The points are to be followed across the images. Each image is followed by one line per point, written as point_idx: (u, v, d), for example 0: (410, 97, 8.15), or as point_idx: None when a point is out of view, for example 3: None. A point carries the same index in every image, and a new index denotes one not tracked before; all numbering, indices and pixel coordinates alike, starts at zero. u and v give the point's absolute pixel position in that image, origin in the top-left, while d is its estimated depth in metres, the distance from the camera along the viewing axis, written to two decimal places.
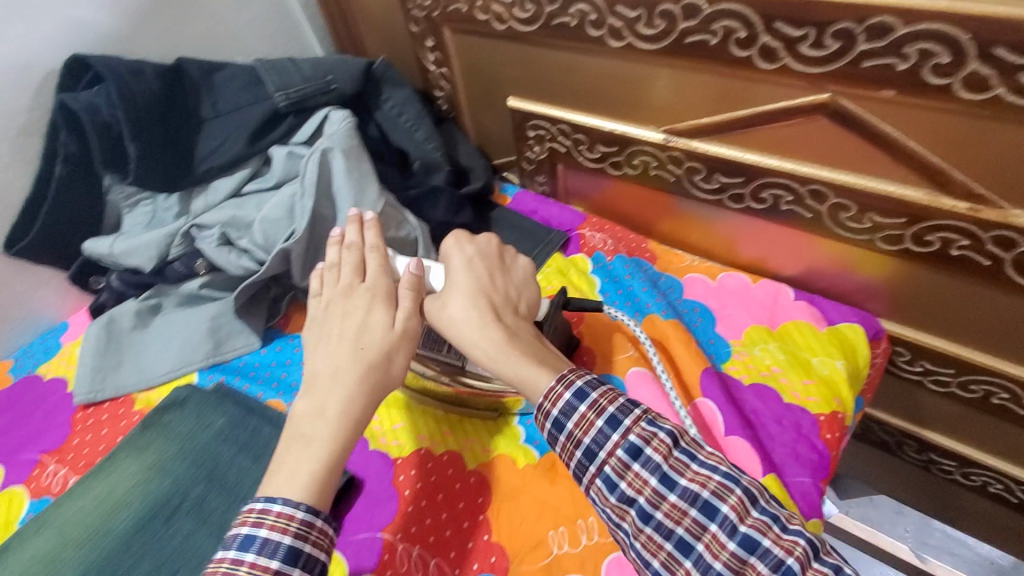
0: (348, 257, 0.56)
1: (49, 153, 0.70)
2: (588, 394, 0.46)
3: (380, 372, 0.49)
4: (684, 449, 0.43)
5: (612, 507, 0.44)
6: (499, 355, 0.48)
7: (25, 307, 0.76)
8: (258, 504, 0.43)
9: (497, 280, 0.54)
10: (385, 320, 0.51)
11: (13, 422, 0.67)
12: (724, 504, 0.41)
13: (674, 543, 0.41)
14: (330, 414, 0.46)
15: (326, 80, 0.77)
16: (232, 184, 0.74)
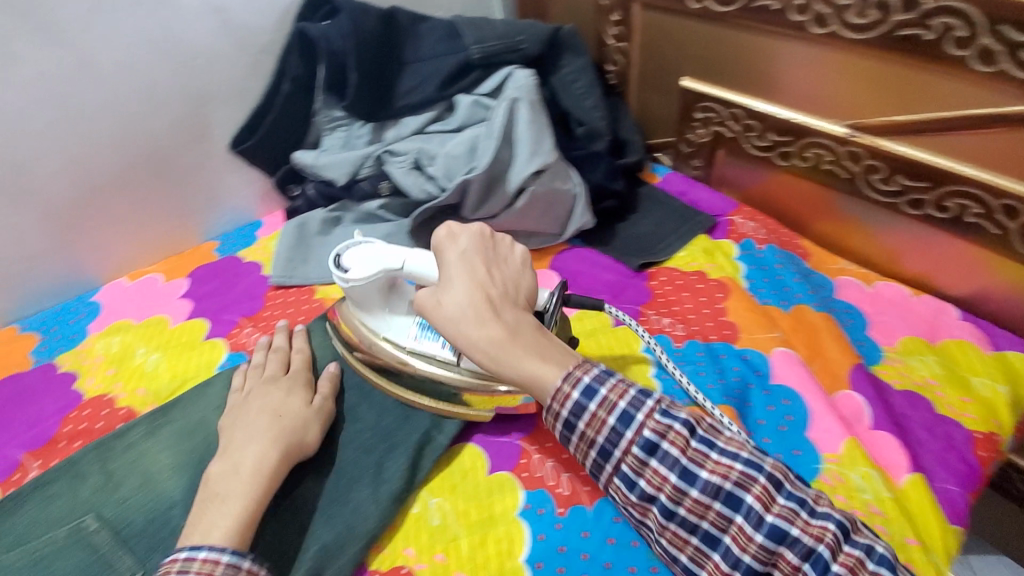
0: (272, 358, 0.62)
1: (279, 72, 0.82)
2: (597, 390, 0.47)
3: (294, 436, 0.54)
4: (703, 439, 0.45)
5: (634, 504, 0.47)
6: (499, 353, 0.47)
7: (233, 200, 0.88)
8: (181, 552, 0.43)
9: (496, 273, 0.51)
10: (301, 400, 0.58)
11: (217, 290, 0.78)
12: (749, 493, 0.43)
13: (700, 537, 0.44)
14: (245, 468, 0.50)
15: (516, 40, 0.82)
16: (418, 123, 0.82)
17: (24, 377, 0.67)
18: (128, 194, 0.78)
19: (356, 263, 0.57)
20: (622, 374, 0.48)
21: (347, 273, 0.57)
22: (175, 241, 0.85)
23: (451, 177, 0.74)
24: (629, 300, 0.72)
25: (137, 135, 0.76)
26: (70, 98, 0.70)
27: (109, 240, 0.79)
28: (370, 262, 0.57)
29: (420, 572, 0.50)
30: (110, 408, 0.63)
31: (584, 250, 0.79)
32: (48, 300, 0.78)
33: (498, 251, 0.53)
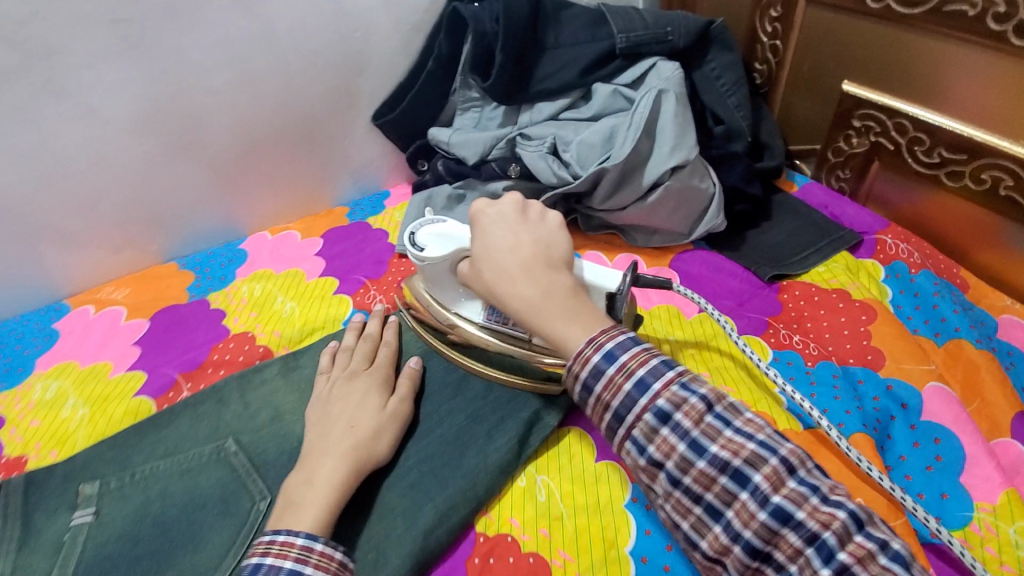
0: (361, 345, 0.63)
1: (427, 49, 0.85)
2: (616, 356, 0.43)
3: (364, 446, 0.52)
4: (718, 415, 0.41)
5: (643, 469, 0.43)
6: (534, 314, 0.47)
7: (367, 168, 0.92)
8: (263, 536, 0.44)
9: (525, 236, 0.51)
10: (376, 403, 0.56)
11: (346, 251, 0.82)
12: (756, 472, 0.39)
13: (703, 507, 0.40)
14: (317, 481, 0.48)
15: (665, 31, 0.79)
16: (553, 109, 0.81)
17: (181, 307, 0.74)
18: (279, 153, 0.84)
19: (431, 241, 0.58)
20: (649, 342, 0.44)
21: (422, 252, 0.58)
22: (312, 201, 0.90)
23: (585, 165, 0.73)
24: (757, 309, 0.69)
25: (295, 100, 0.81)
26: (247, 63, 0.75)
27: (258, 194, 0.85)
28: (443, 239, 0.57)
29: (525, 543, 0.51)
30: (250, 344, 0.69)
31: (709, 254, 0.76)
32: (200, 243, 0.84)
33: (530, 217, 0.53)
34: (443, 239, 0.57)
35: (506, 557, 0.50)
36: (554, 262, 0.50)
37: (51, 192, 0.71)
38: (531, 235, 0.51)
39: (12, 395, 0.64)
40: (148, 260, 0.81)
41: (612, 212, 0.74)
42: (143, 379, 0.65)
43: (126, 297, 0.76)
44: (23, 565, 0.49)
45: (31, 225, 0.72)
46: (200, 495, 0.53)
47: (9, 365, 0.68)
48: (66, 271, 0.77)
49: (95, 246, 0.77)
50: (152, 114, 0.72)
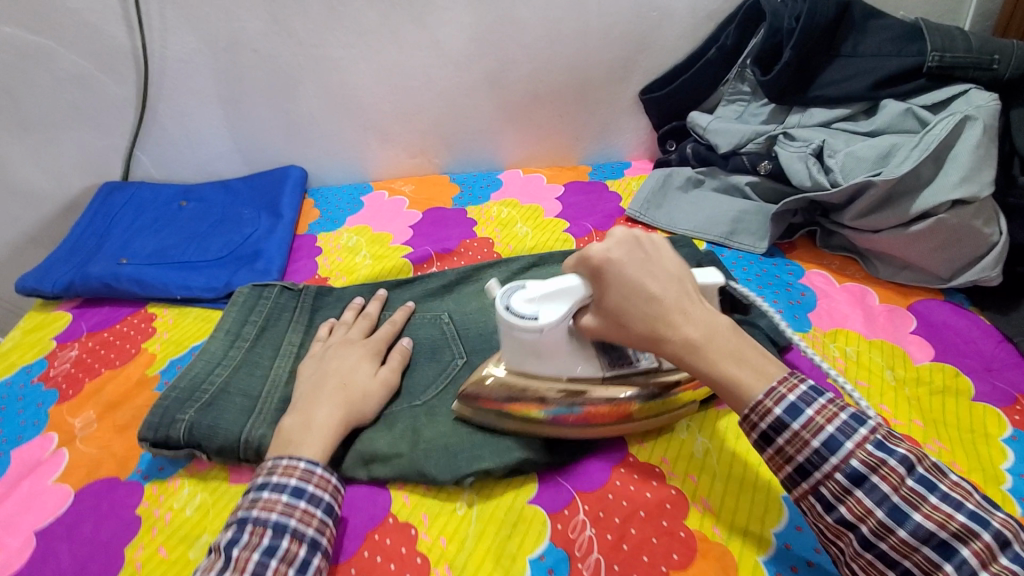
0: (359, 322, 0.69)
1: (712, 39, 0.88)
2: (801, 411, 0.43)
3: (356, 403, 0.58)
4: (919, 479, 0.41)
5: (827, 525, 0.43)
6: (718, 364, 0.45)
7: (619, 138, 1.01)
8: (268, 461, 0.52)
9: (659, 274, 0.47)
10: (368, 369, 0.62)
11: (582, 203, 0.91)
12: (966, 547, 0.39)
13: (901, 573, 0.40)
14: (315, 424, 0.55)
15: (991, 58, 0.71)
16: (827, 116, 0.78)
17: (445, 210, 0.91)
18: (554, 107, 0.96)
19: (540, 305, 0.52)
20: (830, 395, 0.44)
21: (536, 319, 0.52)
22: (563, 154, 1.02)
23: (848, 177, 0.70)
24: (1007, 381, 0.60)
25: (581, 64, 0.92)
26: (559, 24, 0.88)
27: (524, 137, 0.99)
28: (552, 296, 0.52)
29: (670, 478, 0.55)
30: (489, 250, 0.83)
31: (963, 310, 0.67)
32: (469, 166, 1.02)
33: (651, 251, 0.48)
34: (545, 295, 0.52)
35: (649, 478, 0.55)
36: (692, 294, 0.48)
37: (389, 99, 0.93)
38: (666, 271, 0.48)
39: (328, 237, 0.88)
40: (430, 169, 1.02)
41: (860, 233, 0.71)
42: (408, 251, 0.83)
43: (411, 191, 0.96)
44: (306, 342, 0.70)
45: (370, 120, 0.95)
46: (420, 342, 0.68)
47: (329, 215, 0.93)
48: (378, 160, 1.00)
49: (401, 147, 0.98)
50: (475, 53, 0.89)
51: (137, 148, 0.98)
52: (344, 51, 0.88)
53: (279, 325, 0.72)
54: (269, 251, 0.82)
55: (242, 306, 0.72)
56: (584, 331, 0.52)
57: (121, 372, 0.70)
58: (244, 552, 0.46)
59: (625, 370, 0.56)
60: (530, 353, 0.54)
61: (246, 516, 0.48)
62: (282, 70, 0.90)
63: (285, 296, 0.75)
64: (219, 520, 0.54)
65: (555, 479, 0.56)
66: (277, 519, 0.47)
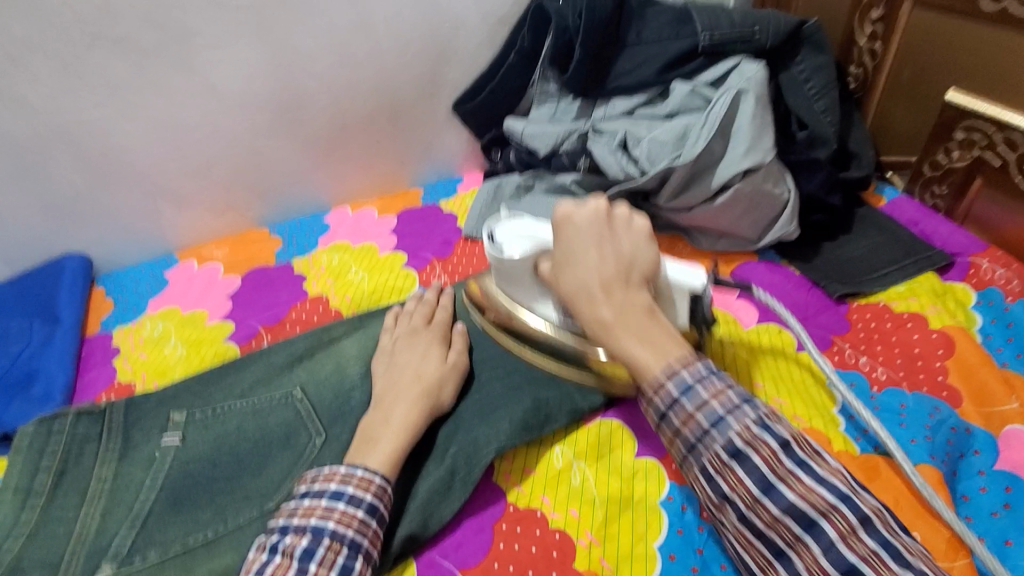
0: (419, 308, 0.66)
1: (509, 43, 0.87)
2: (695, 389, 0.43)
3: (430, 396, 0.56)
4: (794, 456, 0.41)
5: (711, 501, 0.43)
6: (616, 332, 0.47)
7: (443, 156, 0.97)
8: (342, 466, 0.48)
9: (608, 251, 0.50)
10: (439, 355, 0.60)
11: (418, 231, 0.86)
12: (790, 486, 0.40)
13: (768, 545, 0.41)
14: (393, 423, 0.53)
15: (752, 29, 0.77)
16: (628, 105, 0.81)
17: (268, 269, 0.82)
18: (367, 134, 0.90)
19: (512, 240, 0.58)
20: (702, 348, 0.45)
21: (503, 250, 0.58)
22: (392, 181, 0.96)
23: (654, 162, 0.73)
24: (822, 326, 0.66)
25: (385, 86, 0.87)
26: (347, 47, 0.82)
27: (344, 170, 0.92)
28: (524, 235, 0.58)
29: (553, 520, 0.52)
30: (324, 307, 0.75)
31: (777, 265, 0.73)
32: (291, 213, 0.93)
33: (615, 230, 0.51)
34: (523, 236, 0.58)
35: (532, 528, 0.52)
36: (632, 278, 0.49)
37: (173, 158, 0.81)
38: (616, 250, 0.50)
39: (127, 332, 0.74)
40: (246, 224, 0.91)
41: (677, 213, 0.74)
42: (230, 329, 0.73)
43: (224, 256, 0.85)
44: (122, 474, 0.57)
45: (155, 183, 0.82)
46: (269, 433, 0.59)
47: (126, 304, 0.79)
48: (179, 227, 0.87)
49: (203, 208, 0.86)
50: (262, 91, 0.80)
51: None
52: (97, 112, 0.74)
53: (82, 462, 0.58)
54: (48, 370, 0.68)
55: (28, 453, 0.56)
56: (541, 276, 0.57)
57: None
58: (321, 567, 0.42)
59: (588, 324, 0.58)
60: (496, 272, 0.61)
61: (323, 527, 0.44)
62: (20, 147, 0.74)
63: (84, 423, 0.60)
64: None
65: (431, 557, 0.51)
66: (353, 536, 0.45)
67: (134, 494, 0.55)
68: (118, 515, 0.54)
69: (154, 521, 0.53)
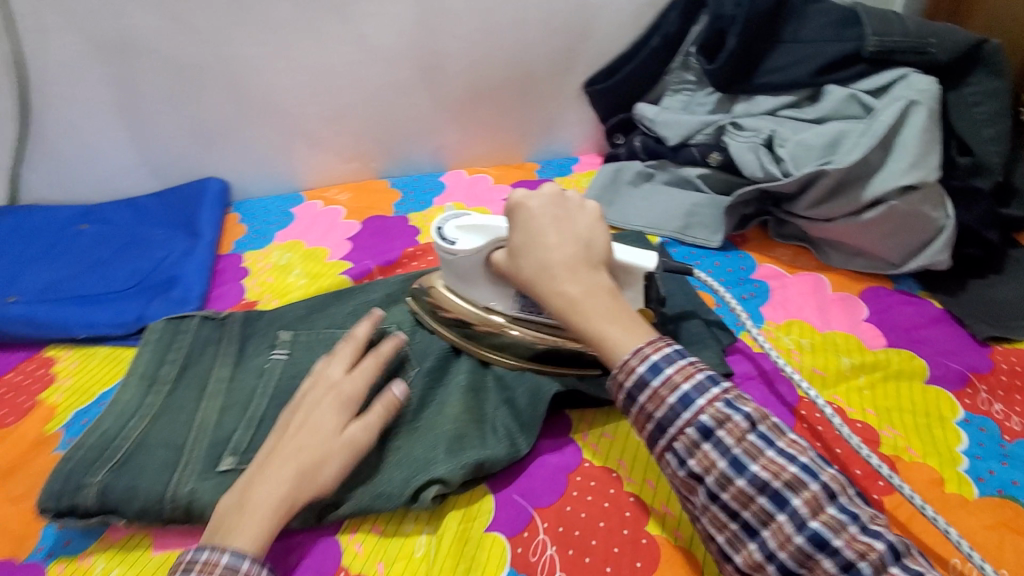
0: (345, 350, 0.55)
1: (655, 27, 0.85)
2: (664, 369, 0.43)
3: (305, 478, 0.46)
4: (762, 435, 0.41)
5: (680, 481, 0.43)
6: (584, 311, 0.47)
7: (564, 134, 0.96)
8: (224, 557, 0.41)
9: (567, 233, 0.51)
10: (334, 425, 0.49)
11: None
12: (798, 496, 0.39)
13: (740, 524, 0.40)
14: (250, 507, 0.44)
15: (926, 41, 0.70)
16: (773, 104, 0.77)
17: (385, 218, 0.85)
18: (494, 103, 0.91)
19: (462, 233, 0.57)
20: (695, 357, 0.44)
21: (454, 243, 0.57)
22: (509, 152, 0.97)
23: (799, 166, 0.69)
24: (956, 362, 0.61)
25: (521, 57, 0.87)
26: (492, 14, 0.83)
27: (466, 135, 0.93)
28: (475, 228, 0.57)
29: (628, 484, 0.52)
30: (436, 262, 0.77)
31: (911, 298, 0.68)
32: (409, 170, 0.95)
33: (569, 213, 0.53)
34: (473, 227, 0.57)
35: (606, 486, 0.52)
36: (591, 259, 0.50)
37: (315, 100, 0.85)
38: (573, 231, 0.51)
39: (256, 256, 0.80)
40: (367, 174, 0.94)
41: (814, 222, 0.70)
42: (348, 267, 0.76)
43: (347, 200, 0.89)
44: (237, 378, 0.61)
45: (295, 123, 0.87)
46: None
47: (255, 231, 0.85)
48: (308, 167, 0.92)
49: (332, 152, 0.91)
50: (406, 47, 0.83)
51: (23, 166, 0.85)
52: (256, 49, 0.80)
53: (203, 360, 0.63)
54: (187, 277, 0.74)
55: (157, 344, 0.64)
56: (496, 267, 0.56)
57: (12, 432, 0.60)
58: None
59: (535, 317, 0.57)
60: (446, 268, 0.59)
61: None
62: (186, 73, 0.80)
63: (207, 328, 0.66)
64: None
65: (509, 495, 0.52)
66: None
67: (247, 397, 0.59)
68: (233, 415, 0.57)
69: (266, 427, 0.56)
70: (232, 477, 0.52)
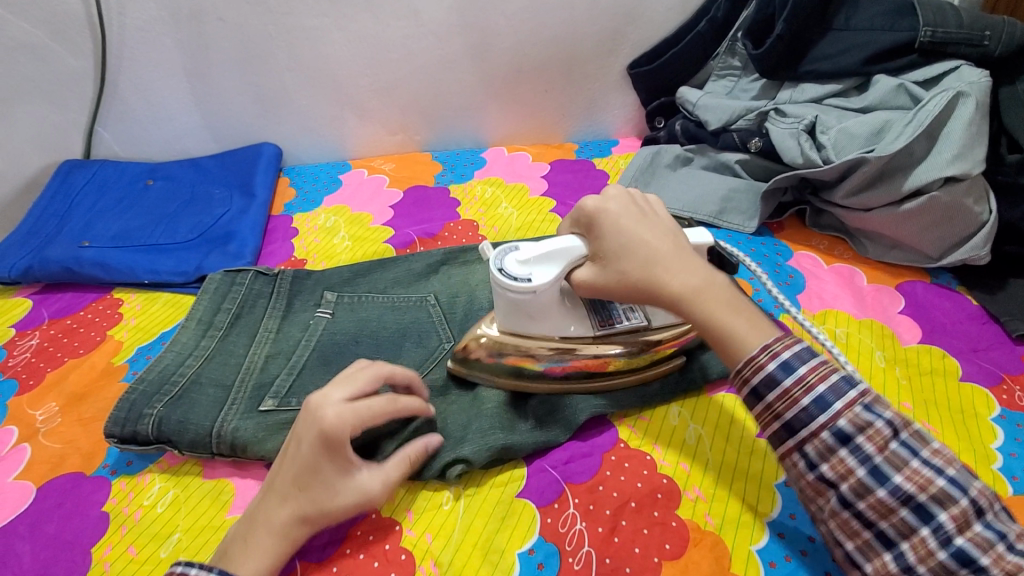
0: (355, 380, 0.48)
1: (703, 11, 0.85)
2: (795, 368, 0.42)
3: (313, 517, 0.45)
4: (904, 444, 0.39)
5: (805, 483, 0.41)
6: (704, 303, 0.45)
7: (605, 116, 0.97)
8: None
9: (657, 227, 0.50)
10: (338, 469, 0.45)
11: (568, 181, 0.88)
12: (945, 511, 0.38)
13: (874, 534, 0.39)
14: (254, 547, 0.43)
15: (981, 34, 0.68)
16: (819, 92, 0.76)
17: (427, 189, 0.88)
18: (538, 82, 0.93)
19: (531, 266, 0.51)
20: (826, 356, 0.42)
21: (530, 280, 0.51)
22: (550, 132, 0.98)
23: (841, 153, 0.69)
24: (993, 361, 0.60)
25: (568, 37, 0.88)
26: None
27: (509, 112, 0.95)
28: (544, 256, 0.51)
29: (662, 467, 0.52)
30: (473, 232, 0.80)
31: (947, 290, 0.67)
32: (451, 145, 0.98)
33: (644, 209, 0.51)
34: (538, 257, 0.51)
35: (640, 467, 0.52)
36: (687, 250, 0.49)
37: (368, 72, 0.89)
38: (662, 224, 0.50)
39: (305, 218, 0.84)
40: (412, 146, 0.97)
41: (852, 211, 0.71)
42: (390, 233, 0.80)
43: (391, 170, 0.92)
44: (283, 330, 0.65)
45: (347, 93, 0.91)
46: (406, 326, 0.64)
47: (304, 195, 0.89)
48: (356, 138, 0.96)
49: (380, 123, 0.94)
50: (458, 23, 0.85)
51: (98, 123, 0.92)
52: (316, 21, 0.84)
53: (254, 311, 0.67)
54: (242, 233, 0.79)
55: (213, 294, 0.67)
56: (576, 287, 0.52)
57: (84, 361, 0.66)
58: None
59: (618, 328, 0.56)
60: (509, 310, 0.53)
61: None
62: (249, 41, 0.85)
63: (260, 282, 0.70)
64: (208, 544, 0.49)
65: (541, 465, 0.52)
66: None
67: (292, 347, 0.63)
68: (278, 362, 0.61)
69: (307, 374, 0.59)
70: (273, 418, 0.55)
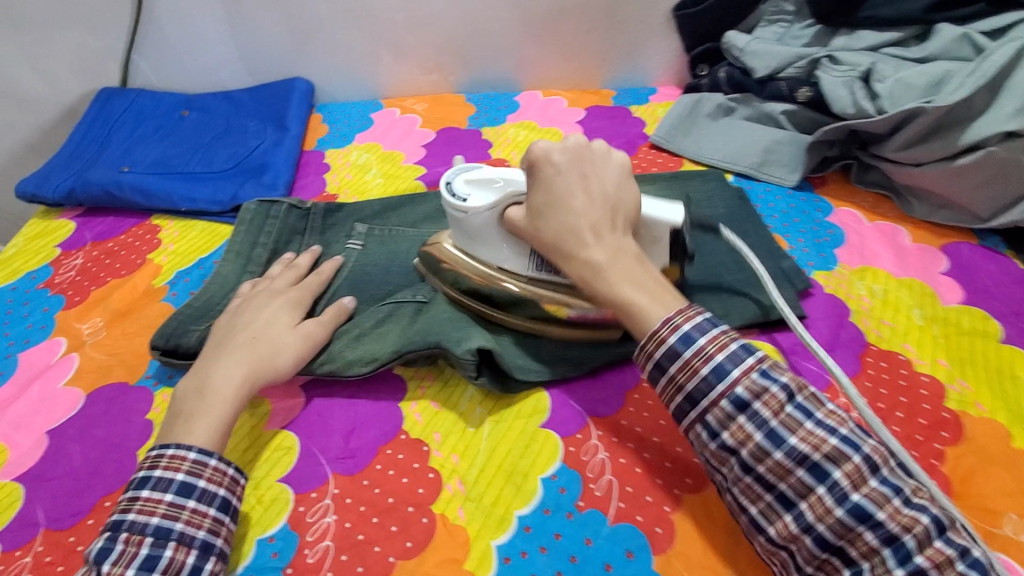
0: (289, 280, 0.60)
1: None
2: (694, 339, 0.42)
3: (264, 359, 0.51)
4: (799, 406, 0.39)
5: (711, 451, 0.41)
6: (612, 270, 0.45)
7: (645, 62, 0.94)
8: (191, 453, 0.44)
9: (589, 192, 0.47)
10: (286, 321, 0.55)
11: (604, 128, 0.86)
12: (838, 469, 0.37)
13: (776, 496, 0.39)
14: (209, 391, 0.48)
15: None
16: (876, 40, 0.72)
17: (459, 130, 0.87)
18: (577, 23, 0.89)
19: (473, 188, 0.53)
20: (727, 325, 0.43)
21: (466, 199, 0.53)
22: (586, 78, 0.95)
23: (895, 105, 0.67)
24: None
25: None
26: None
27: (545, 55, 0.92)
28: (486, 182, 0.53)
29: None
30: None
31: (994, 253, 0.65)
32: (484, 87, 0.96)
33: (584, 169, 0.49)
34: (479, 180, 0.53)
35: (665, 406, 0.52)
36: (619, 221, 0.47)
37: (404, 7, 0.87)
38: (592, 186, 0.48)
39: (337, 154, 0.84)
40: (445, 88, 0.96)
41: (902, 167, 0.68)
42: (421, 172, 0.80)
43: (423, 110, 0.91)
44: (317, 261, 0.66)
45: (382, 29, 0.89)
46: None
47: (337, 132, 0.89)
48: (390, 76, 0.94)
49: (415, 62, 0.93)
50: None
51: (135, 52, 0.92)
52: None
53: (292, 243, 0.68)
54: (276, 165, 0.79)
55: (251, 224, 0.68)
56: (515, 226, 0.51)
57: (127, 282, 0.69)
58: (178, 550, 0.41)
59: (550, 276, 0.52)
60: (457, 229, 0.55)
61: (171, 527, 0.41)
62: None
63: (294, 215, 0.70)
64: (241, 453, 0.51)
65: (564, 399, 0.53)
66: (205, 537, 0.42)
67: None
68: None
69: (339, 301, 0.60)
70: None
